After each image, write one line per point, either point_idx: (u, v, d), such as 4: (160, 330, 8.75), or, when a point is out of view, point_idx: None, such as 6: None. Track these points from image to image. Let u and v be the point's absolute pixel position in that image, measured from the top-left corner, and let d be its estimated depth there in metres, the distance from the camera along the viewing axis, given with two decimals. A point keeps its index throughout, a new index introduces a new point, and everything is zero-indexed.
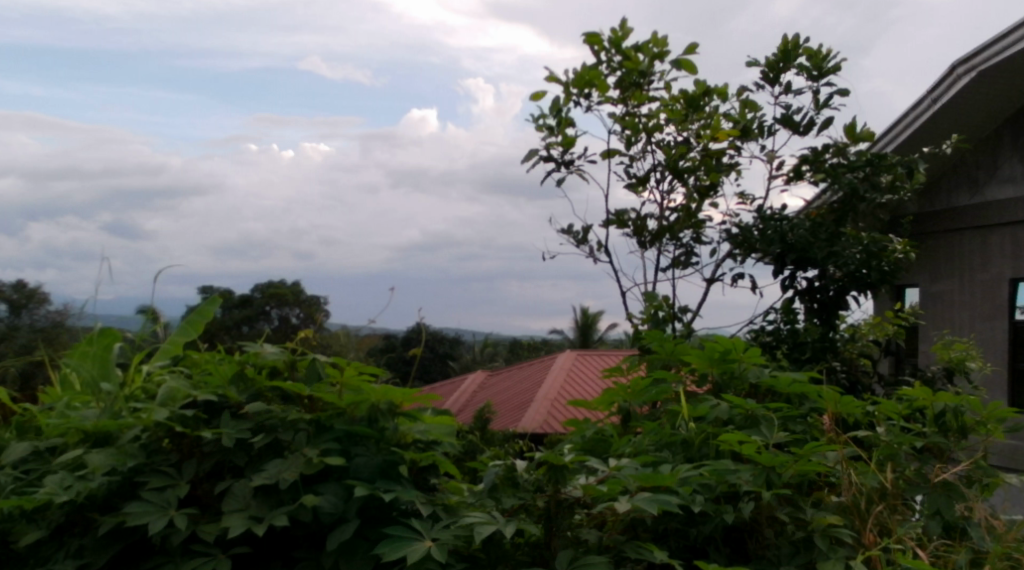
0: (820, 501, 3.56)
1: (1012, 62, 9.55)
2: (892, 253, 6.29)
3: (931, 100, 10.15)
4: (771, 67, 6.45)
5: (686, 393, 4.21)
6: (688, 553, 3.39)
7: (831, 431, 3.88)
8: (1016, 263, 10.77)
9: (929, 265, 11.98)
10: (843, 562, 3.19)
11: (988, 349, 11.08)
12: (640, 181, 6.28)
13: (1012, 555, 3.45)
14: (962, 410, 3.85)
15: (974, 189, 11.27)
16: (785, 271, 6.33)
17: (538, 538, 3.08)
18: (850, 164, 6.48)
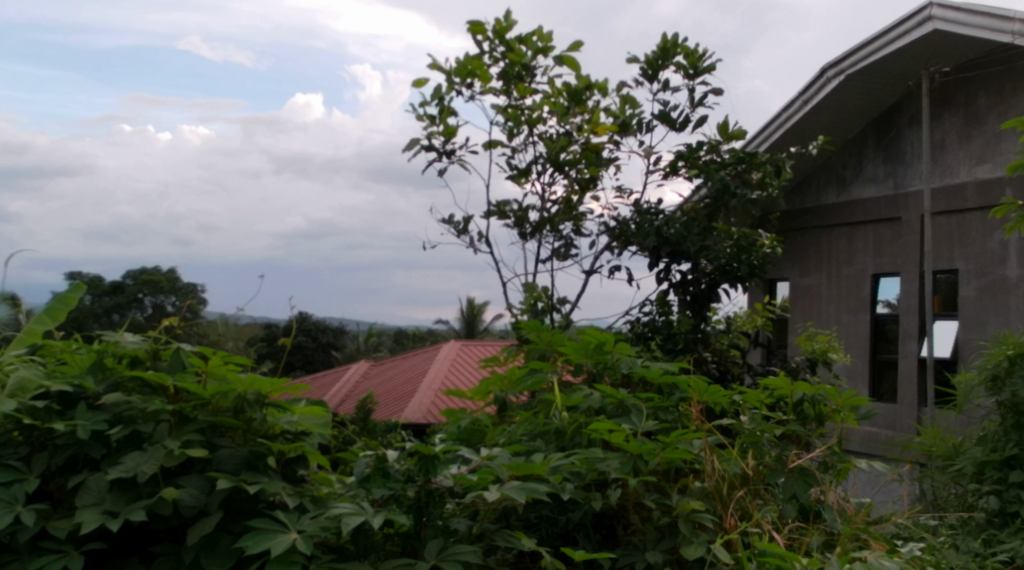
0: (684, 487, 3.64)
1: (877, 69, 10.06)
2: (760, 247, 6.57)
3: (802, 102, 10.60)
4: (651, 64, 6.59)
5: (560, 383, 4.24)
6: (556, 540, 3.46)
7: (698, 420, 4.01)
8: (878, 260, 11.31)
9: (799, 259, 12.49)
10: (704, 547, 3.32)
11: (852, 341, 11.62)
12: (522, 172, 6.32)
13: (860, 535, 3.69)
14: (819, 399, 4.04)
15: (841, 188, 11.82)
16: (659, 264, 6.49)
17: (407, 529, 3.06)
18: (723, 162, 6.66)
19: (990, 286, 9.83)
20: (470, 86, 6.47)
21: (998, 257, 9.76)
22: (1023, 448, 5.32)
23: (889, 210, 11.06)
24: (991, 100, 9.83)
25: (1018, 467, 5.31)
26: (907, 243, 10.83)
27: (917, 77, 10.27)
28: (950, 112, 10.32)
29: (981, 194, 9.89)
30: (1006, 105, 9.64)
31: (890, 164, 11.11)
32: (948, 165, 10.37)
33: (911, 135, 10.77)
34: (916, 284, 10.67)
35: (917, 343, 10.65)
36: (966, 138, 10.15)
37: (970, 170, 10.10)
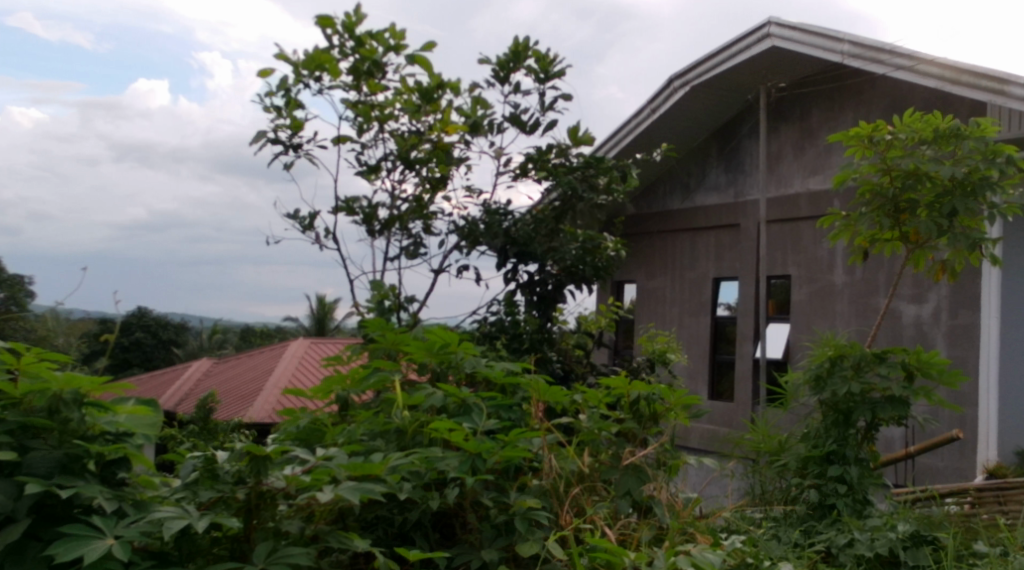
0: (523, 485, 3.69)
1: (719, 82, 10.55)
2: (605, 250, 6.73)
3: (651, 110, 11.00)
4: (503, 66, 6.64)
5: (403, 382, 4.21)
6: (394, 540, 3.47)
7: (537, 419, 4.06)
8: (718, 264, 11.78)
9: (646, 262, 12.89)
10: (539, 544, 3.38)
11: (691, 342, 12.08)
12: (372, 169, 6.25)
13: (687, 530, 3.86)
14: (653, 398, 4.16)
15: (685, 194, 12.28)
16: (505, 264, 6.56)
17: (237, 532, 2.99)
18: (571, 166, 6.79)
19: (819, 292, 10.41)
20: (318, 80, 6.35)
21: (826, 264, 10.35)
22: (838, 443, 5.75)
23: (729, 216, 11.55)
24: (822, 116, 10.40)
25: (834, 461, 5.72)
26: (744, 248, 11.33)
27: (755, 91, 10.78)
28: (786, 125, 10.89)
29: (812, 205, 10.44)
30: (835, 120, 10.22)
31: (731, 173, 11.60)
32: (783, 176, 10.91)
33: (751, 146, 11.28)
34: (753, 288, 11.18)
35: (752, 344, 11.17)
36: (799, 151, 10.70)
37: (803, 181, 10.65)
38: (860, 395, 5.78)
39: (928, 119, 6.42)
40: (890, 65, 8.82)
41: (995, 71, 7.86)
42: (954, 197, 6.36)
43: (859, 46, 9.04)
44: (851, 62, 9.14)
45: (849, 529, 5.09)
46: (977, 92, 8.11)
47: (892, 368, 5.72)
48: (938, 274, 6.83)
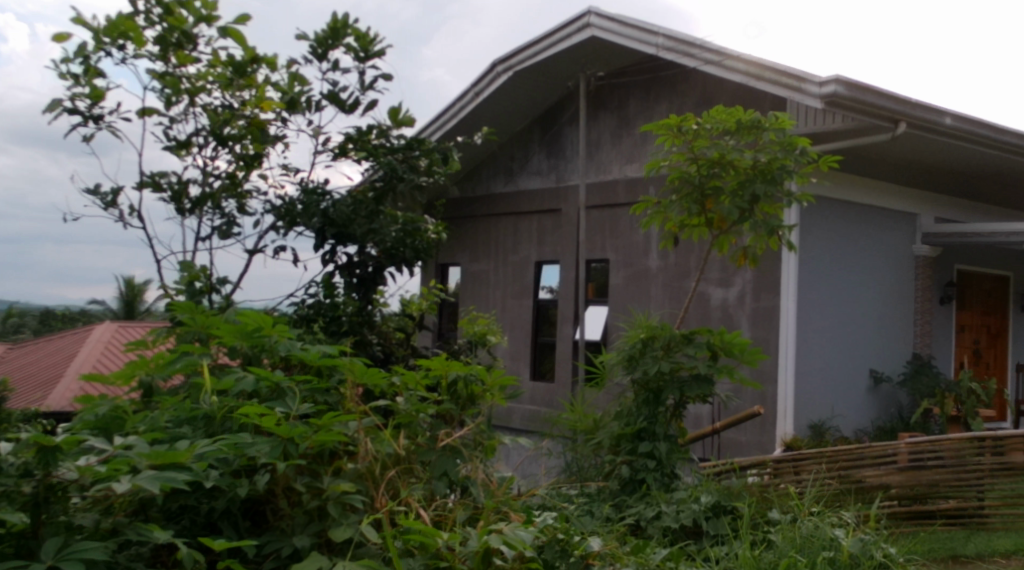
0: (337, 470, 3.63)
1: (541, 68, 10.77)
2: (425, 232, 6.72)
3: (475, 93, 11.15)
4: (321, 43, 6.49)
5: (212, 366, 4.05)
6: (200, 531, 3.35)
7: (353, 402, 3.99)
8: (540, 248, 11.99)
9: (470, 245, 12.99)
10: (352, 528, 3.35)
11: (513, 324, 12.29)
12: (182, 144, 5.96)
13: (501, 508, 3.99)
14: (471, 379, 4.22)
15: (509, 178, 12.45)
16: (324, 245, 6.44)
17: (22, 529, 2.81)
18: (392, 147, 6.72)
19: (634, 275, 10.80)
20: (122, 49, 6.00)
21: (642, 249, 10.74)
22: (648, 421, 5.99)
23: (550, 201, 11.78)
24: (638, 105, 10.77)
25: (644, 438, 5.93)
26: (565, 233, 11.58)
27: (575, 78, 11.04)
28: (605, 113, 11.21)
29: (629, 191, 10.79)
30: (650, 110, 10.59)
31: (553, 159, 11.81)
32: (602, 162, 11.23)
33: (571, 133, 11.54)
34: (573, 272, 11.45)
35: (572, 326, 11.43)
36: (617, 139, 11.03)
37: (620, 168, 10.98)
38: (669, 374, 6.00)
39: (732, 111, 6.74)
40: (700, 59, 9.22)
41: (794, 68, 8.35)
42: (755, 184, 6.71)
43: (672, 40, 9.41)
44: (665, 55, 9.51)
45: (657, 502, 5.34)
46: (778, 88, 8.60)
47: (698, 349, 6.01)
48: (740, 258, 7.20)
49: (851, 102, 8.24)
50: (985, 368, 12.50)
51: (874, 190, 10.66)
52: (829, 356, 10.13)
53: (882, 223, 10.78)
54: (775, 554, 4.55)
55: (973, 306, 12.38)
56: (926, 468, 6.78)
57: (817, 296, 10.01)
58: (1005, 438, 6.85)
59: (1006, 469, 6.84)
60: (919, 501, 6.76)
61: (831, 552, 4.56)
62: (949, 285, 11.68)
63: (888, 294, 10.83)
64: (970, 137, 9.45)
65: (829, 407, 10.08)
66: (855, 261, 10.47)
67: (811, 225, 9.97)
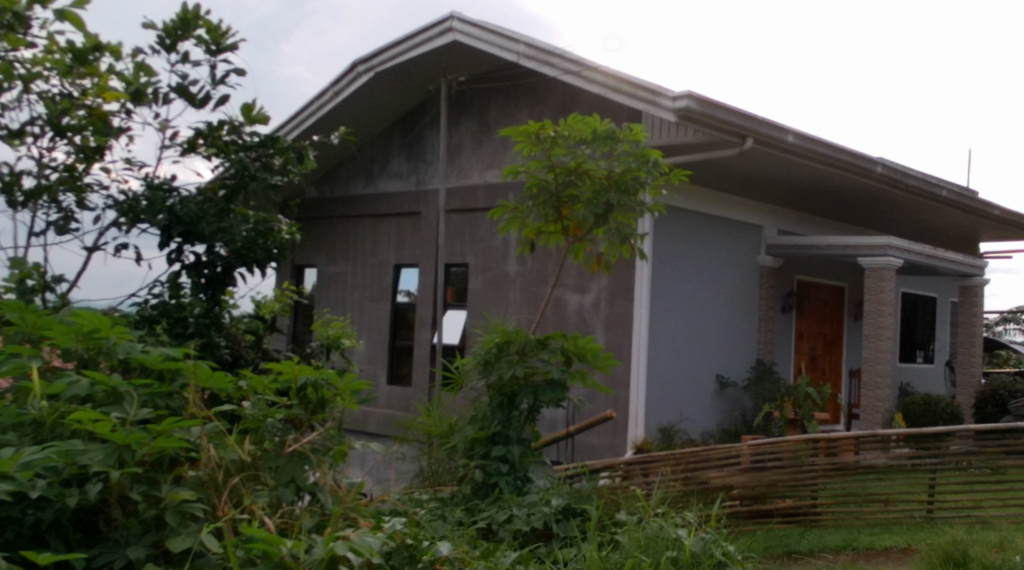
0: (177, 478, 3.48)
1: (402, 70, 10.72)
2: (279, 233, 6.53)
3: (334, 92, 11.04)
4: (170, 34, 6.25)
5: (42, 368, 3.82)
6: (25, 544, 3.17)
7: (197, 407, 3.84)
8: (398, 251, 11.90)
9: (327, 247, 12.78)
10: (192, 538, 3.22)
11: (370, 328, 12.13)
12: (14, 133, 5.61)
13: (349, 515, 3.88)
14: (320, 383, 4.13)
15: (368, 180, 12.32)
16: (169, 244, 6.21)
17: None
18: (244, 143, 6.54)
19: (493, 280, 10.87)
20: None
21: (500, 254, 10.82)
22: (502, 425, 6.03)
23: (410, 204, 11.72)
24: (499, 111, 10.86)
25: (498, 442, 6.00)
26: (424, 236, 11.54)
27: (437, 82, 11.04)
28: (466, 118, 11.26)
29: (489, 196, 10.84)
30: (510, 117, 10.69)
31: (413, 161, 11.76)
32: (462, 167, 11.26)
33: (432, 137, 11.53)
34: (432, 276, 11.40)
35: (429, 330, 11.39)
36: (478, 144, 11.08)
37: (480, 173, 11.03)
38: (524, 379, 6.08)
39: (587, 121, 6.88)
40: (559, 69, 9.38)
41: (648, 82, 8.61)
42: (608, 193, 6.86)
43: (534, 48, 9.53)
44: (526, 63, 9.63)
45: (509, 505, 5.38)
46: (634, 100, 8.85)
47: (552, 354, 6.09)
48: (594, 265, 7.36)
49: (702, 117, 8.56)
50: (821, 373, 13.22)
51: (723, 202, 11.11)
52: (679, 361, 10.47)
53: (729, 234, 11.23)
54: (621, 555, 4.66)
55: (812, 314, 13.07)
56: (766, 469, 7.12)
57: (667, 303, 10.34)
58: (838, 440, 7.11)
59: (839, 469, 7.10)
60: (761, 500, 7.09)
61: (674, 552, 4.70)
62: (790, 294, 12.32)
63: (734, 303, 11.30)
64: (811, 155, 9.98)
65: (678, 411, 10.43)
66: (705, 271, 10.86)
67: (663, 234, 10.29)
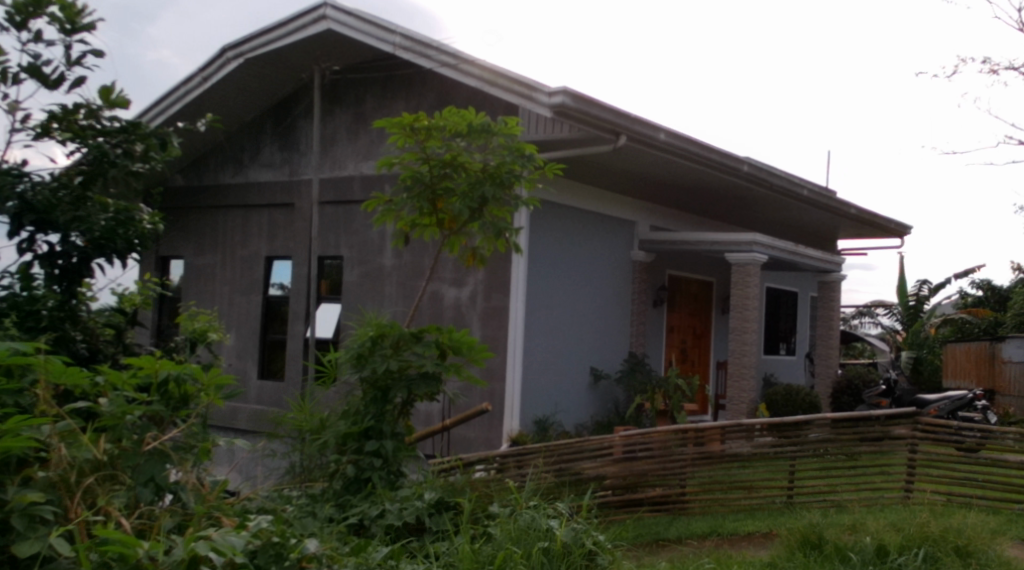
0: (26, 479, 3.31)
1: (274, 56, 10.46)
2: (140, 222, 6.24)
3: (202, 78, 10.68)
4: (20, 11, 5.91)
5: None
6: None
7: (48, 404, 3.63)
8: (270, 242, 11.61)
9: (195, 238, 12.36)
10: (42, 541, 3.05)
11: (240, 321, 11.79)
12: None
13: (212, 514, 3.76)
14: (184, 378, 3.99)
15: (238, 169, 11.98)
16: (19, 233, 5.90)
17: None
18: (103, 129, 6.26)
19: (368, 273, 10.74)
20: None
21: (376, 247, 10.70)
22: (375, 419, 5.95)
23: (282, 195, 11.44)
24: (374, 102, 10.72)
25: (371, 436, 5.92)
26: (297, 228, 11.30)
27: (311, 71, 10.85)
28: (340, 108, 11.07)
29: (364, 187, 10.69)
30: (386, 108, 10.58)
31: (286, 151, 11.49)
32: (336, 158, 11.07)
33: (305, 126, 11.30)
34: (305, 268, 11.16)
35: (302, 324, 11.16)
36: (353, 135, 10.91)
37: (356, 164, 10.87)
38: (398, 373, 6.01)
39: (462, 114, 6.85)
40: (436, 61, 9.37)
41: (525, 77, 8.66)
42: (483, 186, 6.87)
43: (410, 39, 9.45)
44: (402, 54, 9.54)
45: (381, 500, 5.34)
46: (510, 95, 8.89)
47: (427, 347, 6.04)
48: (469, 258, 7.35)
49: (577, 112, 8.67)
50: (690, 365, 13.64)
51: (597, 197, 11.28)
52: (552, 354, 10.58)
53: (603, 229, 11.42)
54: (493, 547, 4.68)
55: (682, 308, 13.45)
56: (637, 459, 7.31)
57: (542, 297, 10.43)
58: (705, 430, 7.40)
59: (706, 458, 7.37)
60: (631, 490, 7.28)
61: (545, 543, 4.74)
62: (662, 289, 12.64)
63: (608, 296, 11.50)
64: (681, 153, 10.25)
65: (553, 403, 10.57)
66: (579, 265, 11.02)
67: (538, 228, 10.37)
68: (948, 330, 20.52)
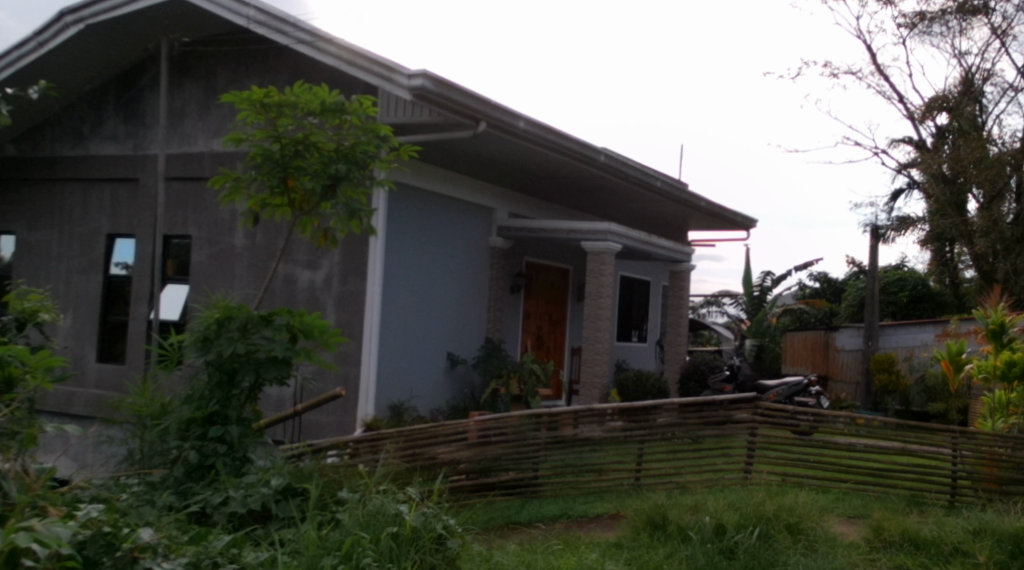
0: None
1: (117, 23, 9.95)
2: None
3: (37, 43, 10.07)
4: None
5: None
6: None
7: None
8: (113, 219, 11.06)
9: (29, 212, 11.63)
10: None
11: (78, 302, 11.18)
12: None
13: (38, 503, 3.51)
14: (8, 360, 3.77)
15: (77, 141, 11.35)
16: None
17: None
18: None
19: (218, 253, 10.39)
20: None
21: (227, 226, 10.35)
22: (220, 404, 5.78)
23: (126, 169, 10.92)
24: (227, 77, 10.34)
25: (215, 422, 5.76)
26: (142, 204, 10.80)
27: (158, 40, 10.38)
28: (190, 81, 10.64)
29: (214, 164, 10.31)
30: (238, 83, 10.23)
31: (131, 125, 10.98)
32: (185, 133, 10.63)
33: (152, 99, 10.81)
34: (150, 248, 10.69)
35: (146, 306, 10.70)
36: (203, 110, 10.51)
37: (206, 140, 10.47)
38: (244, 356, 5.81)
39: (315, 91, 6.69)
40: (293, 38, 9.08)
41: (384, 57, 8.55)
42: (336, 165, 6.73)
43: (265, 13, 9.19)
44: (257, 28, 9.26)
45: (225, 487, 5.19)
46: (369, 75, 8.75)
47: (277, 331, 5.89)
48: (322, 239, 7.21)
49: (436, 96, 8.61)
50: (546, 351, 13.88)
51: (456, 182, 11.26)
52: (409, 339, 10.53)
53: (462, 214, 11.43)
54: (341, 533, 4.62)
55: (539, 295, 13.62)
56: (491, 443, 7.36)
57: (399, 281, 10.35)
58: (558, 414, 7.50)
59: (558, 442, 7.49)
60: (485, 474, 7.34)
61: (395, 528, 4.70)
62: (519, 275, 12.78)
63: (465, 283, 11.52)
64: (540, 141, 10.36)
65: (408, 388, 10.52)
66: (437, 250, 10.98)
67: (396, 211, 10.26)
68: (789, 320, 21.63)
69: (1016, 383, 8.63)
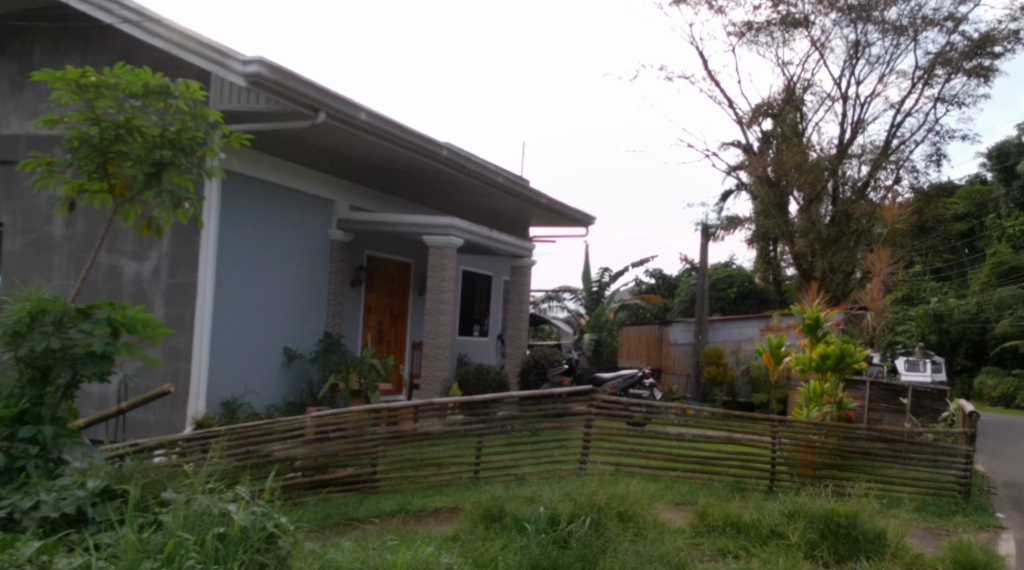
0: None
1: None
2: None
3: None
4: None
5: None
6: None
7: None
8: None
9: None
10: None
11: None
12: None
13: None
14: None
15: None
16: None
17: None
18: None
19: (34, 243, 9.76)
20: None
21: (44, 215, 9.73)
22: (32, 402, 5.42)
23: None
24: (43, 55, 9.72)
25: (27, 421, 5.39)
26: None
27: None
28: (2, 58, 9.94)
29: (29, 148, 9.67)
30: (56, 61, 9.64)
31: None
32: None
33: None
34: None
35: None
36: (17, 89, 9.84)
37: (20, 122, 9.80)
38: (60, 351, 5.48)
39: (138, 73, 6.39)
40: (117, 17, 8.62)
41: (216, 42, 8.25)
42: (161, 151, 6.47)
43: None
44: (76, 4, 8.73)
45: (36, 491, 4.89)
46: (201, 60, 8.42)
47: (96, 325, 5.57)
48: (145, 229, 6.89)
49: (272, 84, 8.38)
50: (386, 345, 13.78)
51: (294, 173, 10.99)
52: (243, 333, 10.22)
53: (300, 206, 11.18)
54: (163, 535, 4.42)
55: (380, 289, 13.50)
56: (328, 439, 7.24)
57: (232, 273, 10.01)
58: (398, 409, 7.45)
59: (397, 437, 7.43)
60: (321, 471, 7.22)
61: (221, 528, 4.53)
62: (359, 269, 12.63)
63: (303, 276, 11.27)
64: (380, 134, 10.24)
65: (242, 384, 10.22)
66: (274, 241, 10.69)
67: (230, 201, 9.92)
68: (625, 314, 22.32)
69: (828, 374, 9.21)
